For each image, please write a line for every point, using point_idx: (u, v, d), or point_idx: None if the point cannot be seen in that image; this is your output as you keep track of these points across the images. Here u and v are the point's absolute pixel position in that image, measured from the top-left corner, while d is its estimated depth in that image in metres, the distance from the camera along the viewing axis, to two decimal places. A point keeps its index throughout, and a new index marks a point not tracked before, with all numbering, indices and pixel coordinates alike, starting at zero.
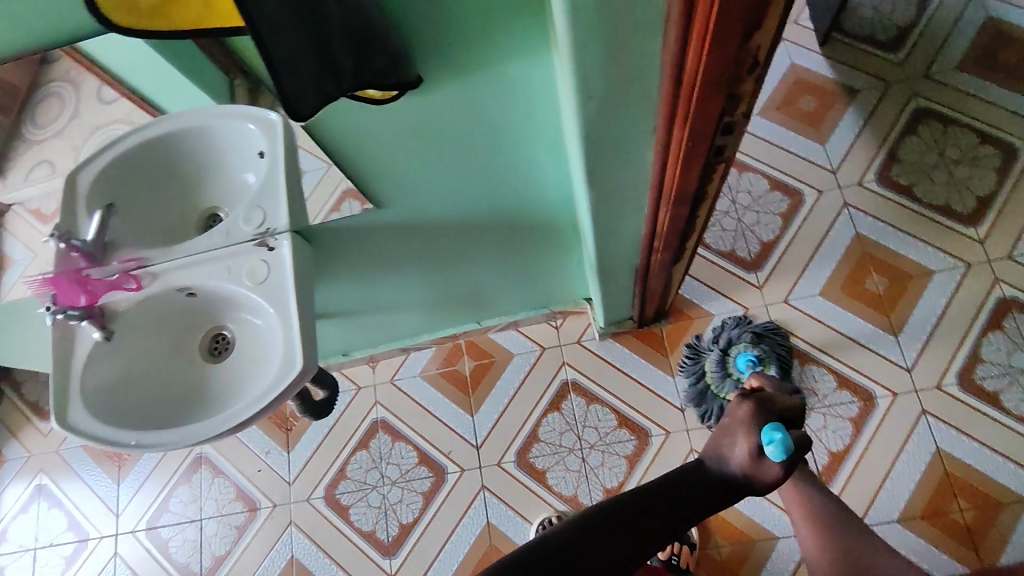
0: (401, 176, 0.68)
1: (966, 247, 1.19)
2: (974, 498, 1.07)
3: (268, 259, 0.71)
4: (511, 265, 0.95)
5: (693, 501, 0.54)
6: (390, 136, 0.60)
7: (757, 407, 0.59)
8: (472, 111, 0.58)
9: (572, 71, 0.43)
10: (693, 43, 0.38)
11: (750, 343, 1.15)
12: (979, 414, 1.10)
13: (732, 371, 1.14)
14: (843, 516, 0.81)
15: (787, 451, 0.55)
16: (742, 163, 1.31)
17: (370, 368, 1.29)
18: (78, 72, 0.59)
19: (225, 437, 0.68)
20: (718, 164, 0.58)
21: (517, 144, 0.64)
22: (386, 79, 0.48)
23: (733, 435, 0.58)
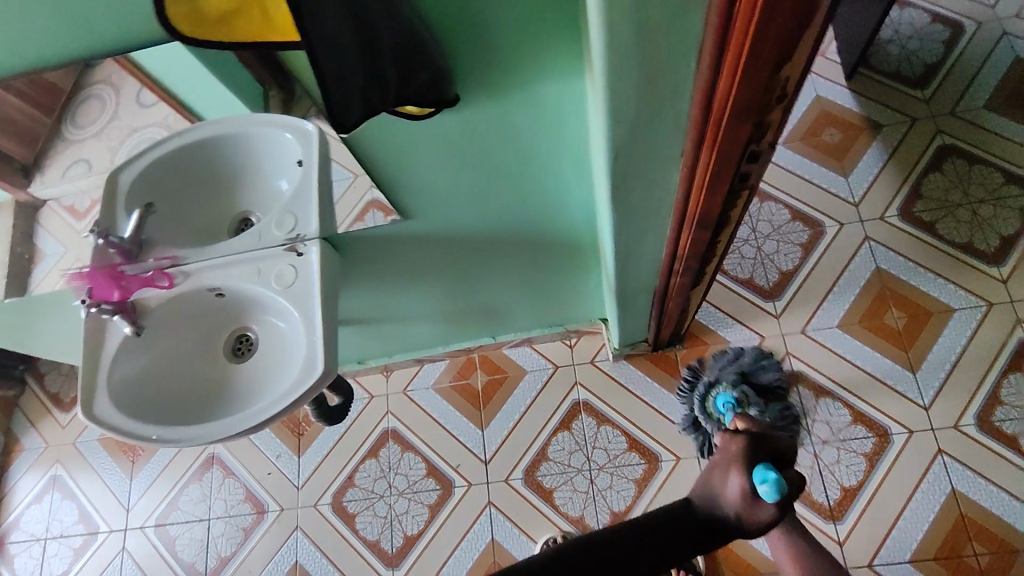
0: (429, 189, 0.69)
1: (988, 286, 1.18)
2: (991, 543, 1.04)
3: (296, 263, 0.73)
4: (530, 282, 0.96)
5: (696, 537, 0.54)
6: (422, 150, 0.62)
7: (747, 447, 0.61)
8: (504, 130, 0.60)
9: (605, 95, 0.44)
10: (724, 73, 0.40)
11: (731, 383, 1.00)
12: (997, 457, 1.08)
13: (710, 412, 1.04)
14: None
15: (781, 491, 0.55)
16: (764, 192, 1.32)
17: (385, 377, 1.30)
18: (120, 77, 0.60)
19: (244, 435, 0.69)
20: (742, 190, 0.59)
21: (545, 163, 0.66)
22: (427, 95, 0.51)
23: (726, 476, 0.58)
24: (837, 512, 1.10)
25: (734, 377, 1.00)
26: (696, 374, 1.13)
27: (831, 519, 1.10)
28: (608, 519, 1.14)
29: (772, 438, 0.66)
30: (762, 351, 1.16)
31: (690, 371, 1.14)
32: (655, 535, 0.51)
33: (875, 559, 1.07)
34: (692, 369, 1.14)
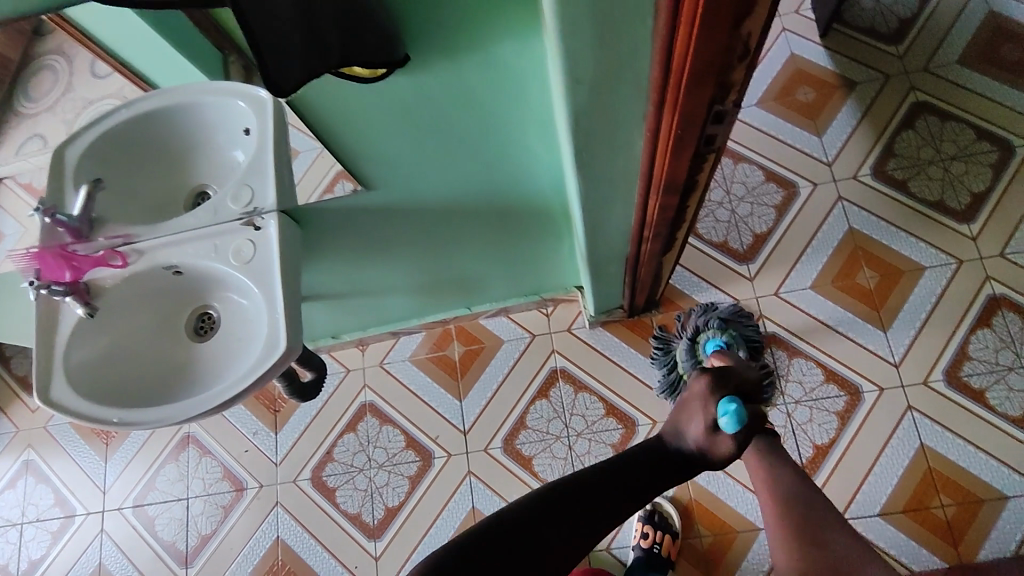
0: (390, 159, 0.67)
1: (959, 244, 1.19)
2: (956, 494, 1.08)
3: (254, 239, 0.70)
4: (501, 252, 0.94)
5: (673, 468, 0.60)
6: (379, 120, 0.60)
7: (714, 381, 0.64)
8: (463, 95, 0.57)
9: (561, 55, 0.42)
10: (681, 30, 0.38)
11: (718, 329, 1.13)
12: (964, 411, 1.11)
13: (699, 357, 1.13)
14: (815, 501, 0.74)
15: (740, 421, 0.60)
16: (738, 153, 1.31)
17: (360, 351, 1.29)
18: (70, 46, 0.55)
19: (209, 415, 0.67)
20: (709, 153, 0.57)
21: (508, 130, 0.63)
22: (375, 57, 0.47)
23: (692, 410, 0.63)
24: (809, 469, 1.12)
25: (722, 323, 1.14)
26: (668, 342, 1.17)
27: None
28: None
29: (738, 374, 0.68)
30: (736, 306, 1.17)
31: (659, 337, 1.18)
32: (636, 468, 0.58)
33: (846, 514, 1.09)
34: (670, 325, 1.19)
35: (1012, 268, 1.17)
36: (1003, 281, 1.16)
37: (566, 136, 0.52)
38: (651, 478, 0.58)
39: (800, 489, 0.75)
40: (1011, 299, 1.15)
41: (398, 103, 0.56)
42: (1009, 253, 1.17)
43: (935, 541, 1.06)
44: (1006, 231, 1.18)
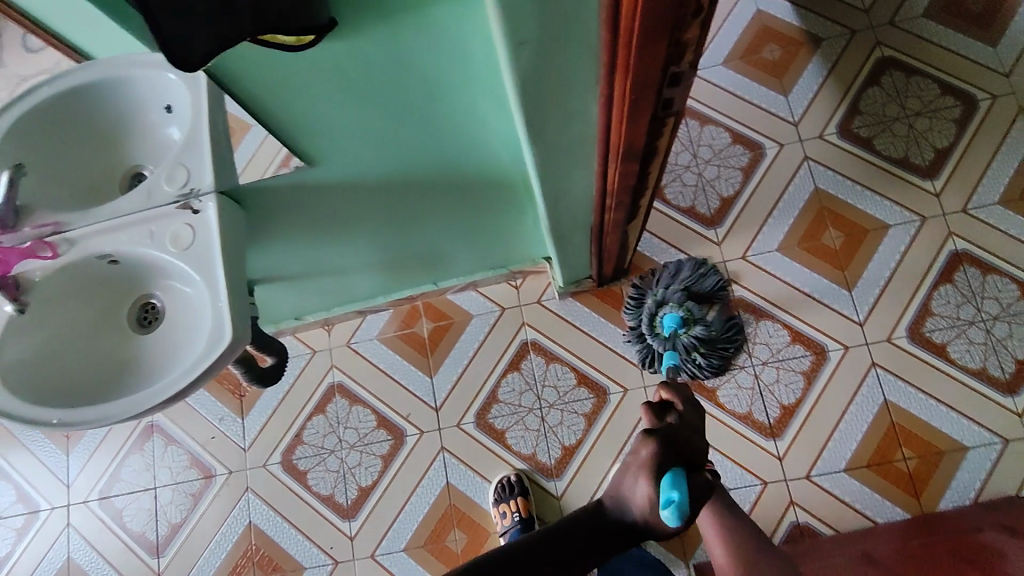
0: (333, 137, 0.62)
1: (923, 201, 1.20)
2: (918, 447, 1.10)
3: (192, 222, 0.66)
4: (462, 226, 0.91)
5: (612, 540, 0.58)
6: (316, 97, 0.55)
7: (660, 450, 0.57)
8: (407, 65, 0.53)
9: (500, 14, 0.38)
10: None
11: (677, 303, 1.14)
12: (926, 366, 1.13)
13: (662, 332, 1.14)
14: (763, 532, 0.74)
15: (683, 516, 0.54)
16: (705, 115, 1.28)
17: (326, 331, 1.26)
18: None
19: (158, 410, 0.64)
20: (667, 117, 0.55)
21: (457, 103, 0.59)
22: (292, 20, 0.42)
23: (635, 481, 0.57)
24: (776, 430, 1.14)
25: (681, 296, 1.14)
26: (642, 294, 1.17)
27: (771, 436, 1.14)
28: (560, 454, 1.16)
29: (682, 431, 0.61)
30: (697, 261, 1.17)
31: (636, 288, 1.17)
32: (571, 541, 0.57)
33: (812, 471, 1.12)
34: (639, 289, 1.17)
35: (974, 223, 1.18)
36: (965, 237, 1.17)
37: (515, 104, 0.49)
38: (585, 549, 0.57)
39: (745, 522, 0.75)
40: (972, 255, 1.16)
41: (336, 76, 0.52)
42: (972, 208, 1.18)
43: (898, 494, 1.09)
44: (968, 187, 1.19)
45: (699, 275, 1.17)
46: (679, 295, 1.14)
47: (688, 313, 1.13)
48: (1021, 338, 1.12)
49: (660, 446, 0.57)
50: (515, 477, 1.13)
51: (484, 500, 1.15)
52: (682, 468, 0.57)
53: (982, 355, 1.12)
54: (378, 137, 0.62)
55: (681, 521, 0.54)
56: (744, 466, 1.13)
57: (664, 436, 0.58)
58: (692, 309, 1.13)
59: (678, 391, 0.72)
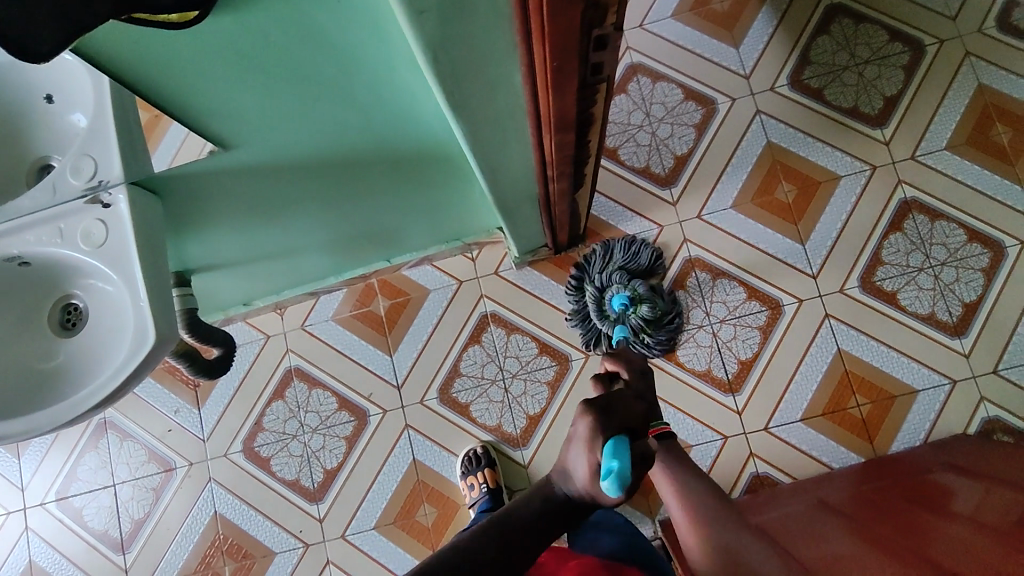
0: (248, 125, 0.58)
1: (872, 150, 1.20)
2: (870, 393, 1.14)
3: (104, 217, 0.62)
4: (405, 202, 0.88)
5: (563, 517, 0.57)
6: (218, 84, 0.51)
7: (600, 421, 0.55)
8: (315, 48, 0.49)
9: None
10: None
11: (622, 284, 1.11)
12: (877, 314, 1.15)
13: (609, 312, 1.12)
14: (726, 514, 0.69)
15: (624, 485, 0.51)
16: (656, 71, 1.25)
17: (279, 315, 1.22)
18: None
19: (98, 411, 0.63)
20: (598, 83, 0.52)
21: (375, 83, 0.55)
22: None
23: (578, 453, 0.56)
24: (734, 385, 1.16)
25: (625, 276, 1.12)
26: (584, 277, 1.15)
27: (730, 392, 1.16)
28: (525, 423, 1.16)
29: (627, 398, 0.60)
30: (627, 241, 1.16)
31: (576, 273, 1.16)
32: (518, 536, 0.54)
33: (770, 423, 1.14)
34: (581, 270, 1.16)
35: (923, 170, 1.18)
36: (914, 184, 1.18)
37: (431, 78, 0.45)
38: (541, 532, 0.56)
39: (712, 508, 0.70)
40: (921, 202, 1.18)
41: (236, 55, 0.47)
42: (920, 155, 1.19)
43: (852, 439, 1.13)
44: (917, 134, 1.19)
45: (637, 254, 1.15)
46: (621, 276, 1.12)
47: (637, 292, 1.11)
48: (968, 281, 1.15)
49: (597, 415, 0.55)
50: (481, 449, 1.13)
51: (451, 473, 1.15)
52: (625, 437, 0.55)
53: (930, 301, 1.15)
54: (297, 116, 0.58)
55: (622, 491, 0.51)
56: (704, 423, 1.15)
57: (601, 403, 0.57)
58: (639, 289, 1.11)
59: (625, 359, 0.72)
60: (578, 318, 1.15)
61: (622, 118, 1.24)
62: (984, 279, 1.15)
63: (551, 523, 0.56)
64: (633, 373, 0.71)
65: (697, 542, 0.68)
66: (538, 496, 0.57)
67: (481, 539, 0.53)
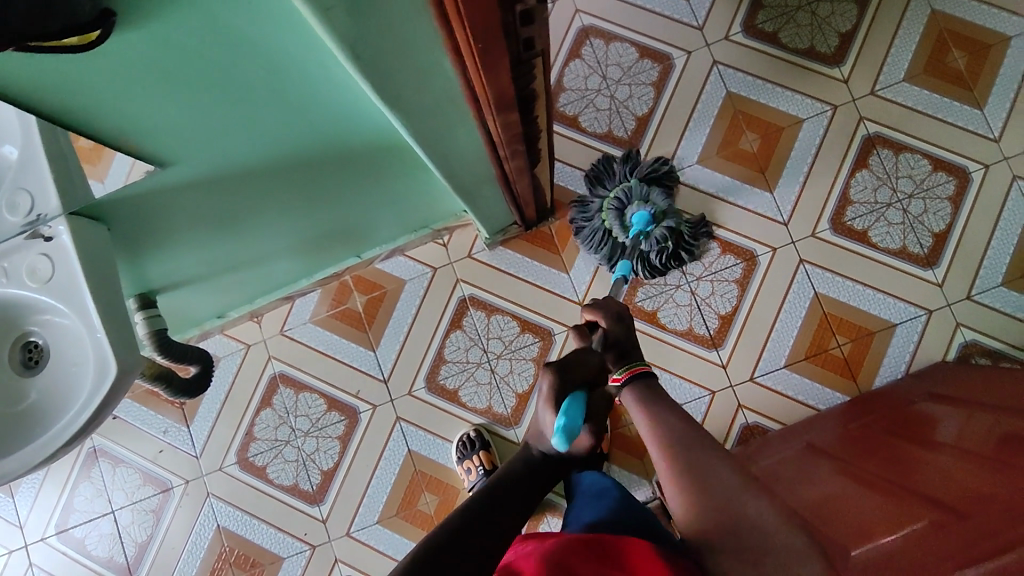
0: (183, 143, 0.56)
1: (832, 90, 1.19)
2: (850, 332, 1.15)
3: (47, 251, 0.62)
4: (363, 198, 0.86)
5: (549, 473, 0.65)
6: (141, 104, 0.49)
7: (558, 382, 0.63)
8: (235, 60, 0.47)
9: None
10: None
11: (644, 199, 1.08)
12: (850, 254, 1.16)
13: (628, 226, 1.08)
14: (703, 443, 0.60)
15: (569, 439, 0.61)
16: (608, 33, 1.23)
17: (256, 324, 1.21)
18: None
19: (73, 445, 0.62)
20: (533, 58, 0.50)
21: (308, 86, 0.53)
22: (48, 22, 0.36)
23: (542, 410, 0.65)
24: (717, 340, 1.16)
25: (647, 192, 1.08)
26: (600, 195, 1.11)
27: (713, 347, 1.16)
28: (515, 401, 1.16)
29: (588, 351, 0.67)
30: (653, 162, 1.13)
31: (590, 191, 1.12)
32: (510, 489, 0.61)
33: (755, 373, 1.16)
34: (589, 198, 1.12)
35: (884, 105, 1.18)
36: (876, 120, 1.18)
37: (357, 76, 0.44)
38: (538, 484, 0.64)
39: (693, 439, 0.60)
40: (884, 136, 1.17)
41: (154, 74, 0.45)
42: (880, 90, 1.18)
43: (836, 380, 1.14)
44: (875, 69, 1.19)
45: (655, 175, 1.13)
46: (643, 190, 1.09)
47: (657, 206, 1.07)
48: (936, 211, 1.16)
49: (554, 374, 0.63)
50: (473, 432, 1.14)
51: (447, 459, 1.16)
52: (579, 394, 0.63)
53: (901, 235, 1.16)
54: (232, 125, 0.56)
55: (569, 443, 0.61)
56: (691, 380, 1.16)
57: (559, 362, 0.64)
58: (660, 203, 1.07)
59: (604, 306, 0.72)
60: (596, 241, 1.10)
61: (579, 84, 1.22)
62: (952, 207, 1.15)
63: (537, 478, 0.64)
64: (611, 319, 0.71)
65: (675, 477, 0.58)
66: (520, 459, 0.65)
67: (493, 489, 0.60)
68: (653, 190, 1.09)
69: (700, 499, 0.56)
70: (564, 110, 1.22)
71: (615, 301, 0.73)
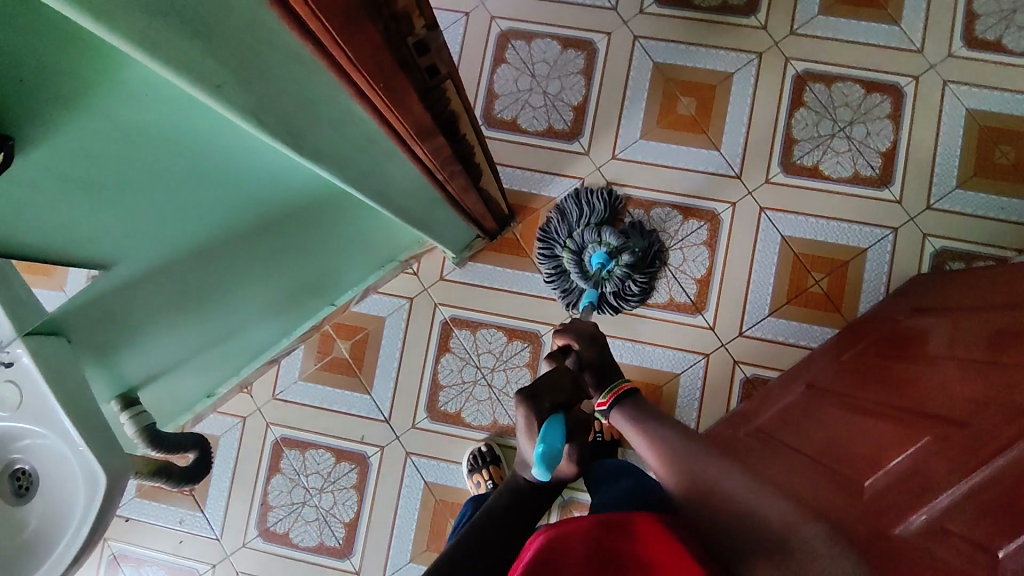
0: (121, 241, 0.56)
1: (755, 38, 1.21)
2: (826, 267, 1.16)
3: (12, 377, 0.62)
4: (320, 249, 0.86)
5: (539, 503, 0.65)
6: (68, 216, 0.48)
7: (534, 410, 0.61)
8: (152, 151, 0.47)
9: (185, 84, 0.33)
10: (302, 10, 0.31)
11: (597, 240, 1.12)
12: (808, 191, 1.17)
13: (588, 270, 1.12)
14: (704, 451, 0.61)
15: (551, 466, 0.58)
16: (526, 32, 1.24)
17: (248, 394, 1.21)
18: None
19: (88, 551, 0.63)
20: (442, 82, 0.52)
21: (231, 161, 0.53)
22: None
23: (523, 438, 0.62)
24: (699, 304, 1.18)
25: (598, 232, 1.12)
26: (555, 245, 1.15)
27: (697, 312, 1.18)
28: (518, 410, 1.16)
29: (562, 372, 0.65)
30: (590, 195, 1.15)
31: (544, 243, 1.16)
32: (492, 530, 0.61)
33: (744, 328, 1.17)
34: (548, 241, 1.15)
35: (805, 41, 1.20)
36: (802, 58, 1.20)
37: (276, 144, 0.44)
38: (524, 518, 0.63)
39: (687, 444, 0.62)
40: (813, 71, 1.19)
41: (73, 183, 0.45)
42: (798, 28, 1.20)
43: (822, 315, 1.15)
44: (789, 9, 1.20)
45: (602, 214, 1.15)
46: (593, 232, 1.12)
47: (611, 245, 1.11)
48: (878, 131, 1.17)
49: (527, 403, 0.61)
50: (484, 446, 1.14)
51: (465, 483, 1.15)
52: (556, 419, 0.61)
53: (851, 162, 1.17)
54: (167, 211, 0.56)
55: (551, 471, 0.58)
56: (684, 349, 1.17)
57: (531, 388, 0.62)
58: (613, 241, 1.11)
59: (575, 330, 0.78)
60: (559, 281, 1.14)
61: (510, 88, 1.23)
62: (893, 124, 1.17)
63: (524, 510, 0.64)
64: (583, 340, 0.77)
65: (679, 482, 0.59)
66: (504, 492, 0.64)
67: (475, 530, 0.61)
68: (601, 229, 1.13)
69: (701, 500, 0.56)
70: (501, 117, 1.23)
71: (583, 325, 0.80)
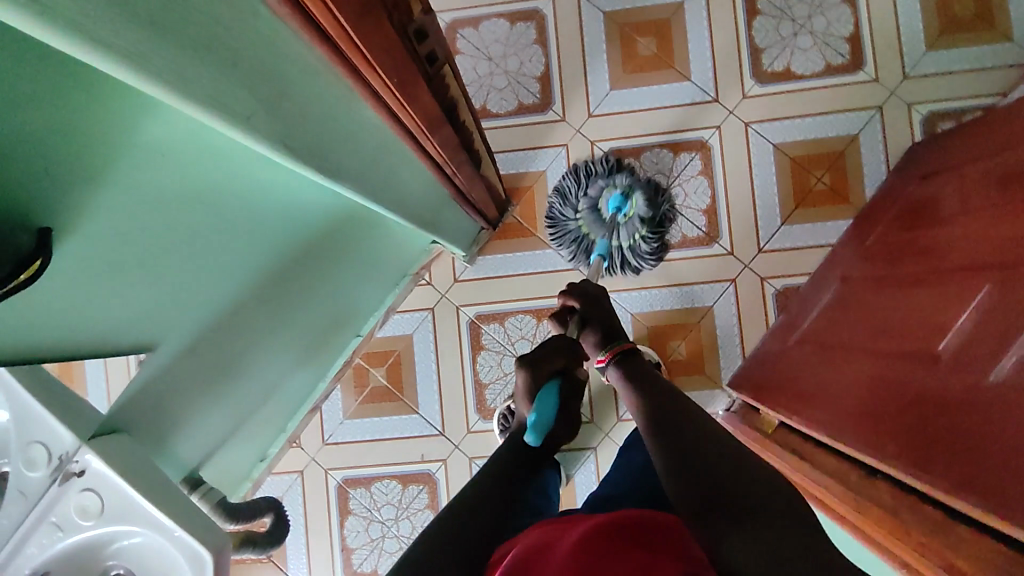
0: (159, 317, 0.54)
1: None
2: (824, 164, 1.17)
3: (86, 485, 0.62)
4: (338, 281, 0.84)
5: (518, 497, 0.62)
6: (108, 303, 0.47)
7: None
8: (175, 214, 0.45)
9: (227, 126, 0.31)
10: (322, 12, 0.30)
11: (610, 186, 1.09)
12: (786, 95, 1.17)
13: (605, 219, 1.09)
14: (694, 421, 0.56)
15: None
16: (471, 18, 1.22)
17: (299, 447, 1.19)
18: None
19: None
20: (439, 69, 0.52)
21: (248, 206, 0.51)
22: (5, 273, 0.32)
23: None
24: (712, 233, 1.17)
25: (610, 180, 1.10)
26: (569, 201, 1.12)
27: (713, 241, 1.17)
28: None
29: None
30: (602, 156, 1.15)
31: (556, 199, 1.14)
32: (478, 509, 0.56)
33: (761, 244, 1.17)
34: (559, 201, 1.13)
35: None
36: None
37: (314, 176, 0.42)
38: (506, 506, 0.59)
39: (678, 418, 0.57)
40: None
41: (108, 266, 0.44)
42: None
43: (833, 211, 1.16)
44: None
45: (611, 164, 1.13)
46: (604, 180, 1.10)
47: (625, 187, 1.09)
48: (838, 19, 1.17)
49: None
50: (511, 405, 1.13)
51: None
52: None
53: (820, 55, 1.17)
54: (198, 276, 0.54)
55: None
56: (709, 281, 1.17)
57: None
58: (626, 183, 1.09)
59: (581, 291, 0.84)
60: (576, 237, 1.12)
61: (470, 77, 1.22)
62: (850, 8, 1.17)
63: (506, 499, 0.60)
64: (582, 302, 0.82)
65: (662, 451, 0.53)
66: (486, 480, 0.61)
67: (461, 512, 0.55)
68: (613, 176, 1.11)
69: (682, 472, 0.49)
70: None
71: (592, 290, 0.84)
